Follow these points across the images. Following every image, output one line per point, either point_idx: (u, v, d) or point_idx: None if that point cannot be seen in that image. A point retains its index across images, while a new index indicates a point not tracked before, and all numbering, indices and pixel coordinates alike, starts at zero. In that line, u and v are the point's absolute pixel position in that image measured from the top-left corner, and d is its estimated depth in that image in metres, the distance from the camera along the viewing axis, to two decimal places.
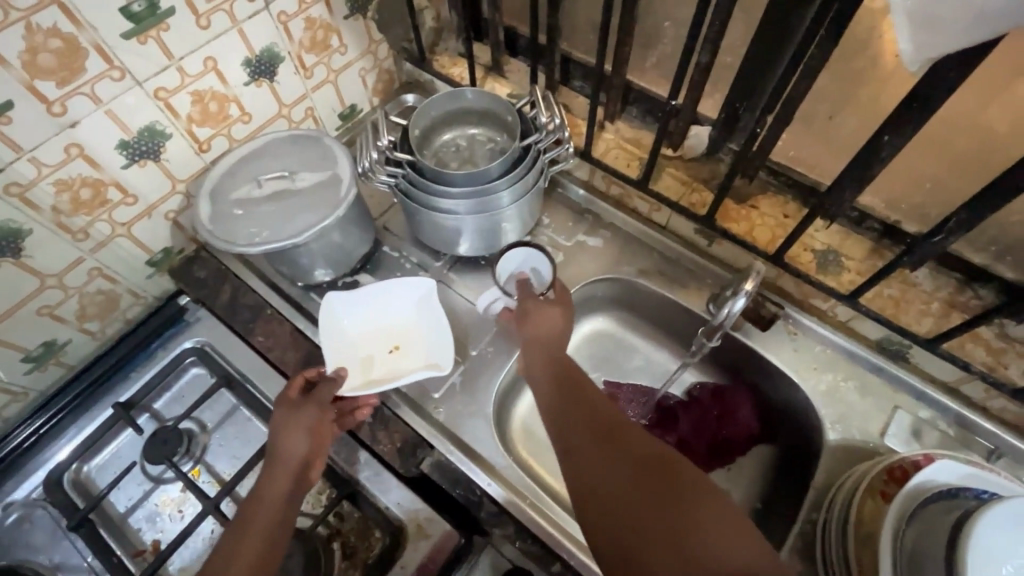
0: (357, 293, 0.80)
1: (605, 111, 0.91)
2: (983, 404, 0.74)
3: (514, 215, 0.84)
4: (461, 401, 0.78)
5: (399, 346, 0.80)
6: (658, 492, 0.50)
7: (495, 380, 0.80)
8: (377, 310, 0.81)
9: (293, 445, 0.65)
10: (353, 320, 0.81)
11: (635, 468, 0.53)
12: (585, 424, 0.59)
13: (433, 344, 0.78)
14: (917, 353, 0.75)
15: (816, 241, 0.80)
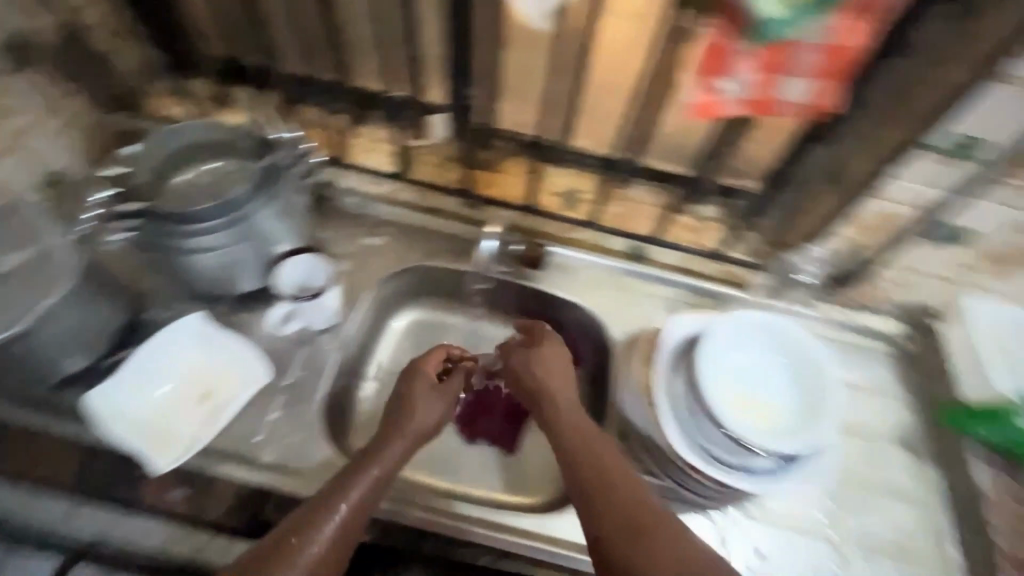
0: (125, 371, 0.73)
1: (346, 118, 0.94)
2: (703, 272, 0.96)
3: (283, 235, 0.81)
4: (286, 434, 0.74)
5: (207, 392, 0.75)
6: (614, 496, 0.58)
7: (316, 400, 0.77)
8: (158, 374, 0.75)
9: (393, 448, 0.68)
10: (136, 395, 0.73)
11: (607, 477, 0.60)
12: (580, 469, 0.62)
13: (238, 372, 0.76)
14: (652, 249, 0.97)
15: (558, 185, 0.94)
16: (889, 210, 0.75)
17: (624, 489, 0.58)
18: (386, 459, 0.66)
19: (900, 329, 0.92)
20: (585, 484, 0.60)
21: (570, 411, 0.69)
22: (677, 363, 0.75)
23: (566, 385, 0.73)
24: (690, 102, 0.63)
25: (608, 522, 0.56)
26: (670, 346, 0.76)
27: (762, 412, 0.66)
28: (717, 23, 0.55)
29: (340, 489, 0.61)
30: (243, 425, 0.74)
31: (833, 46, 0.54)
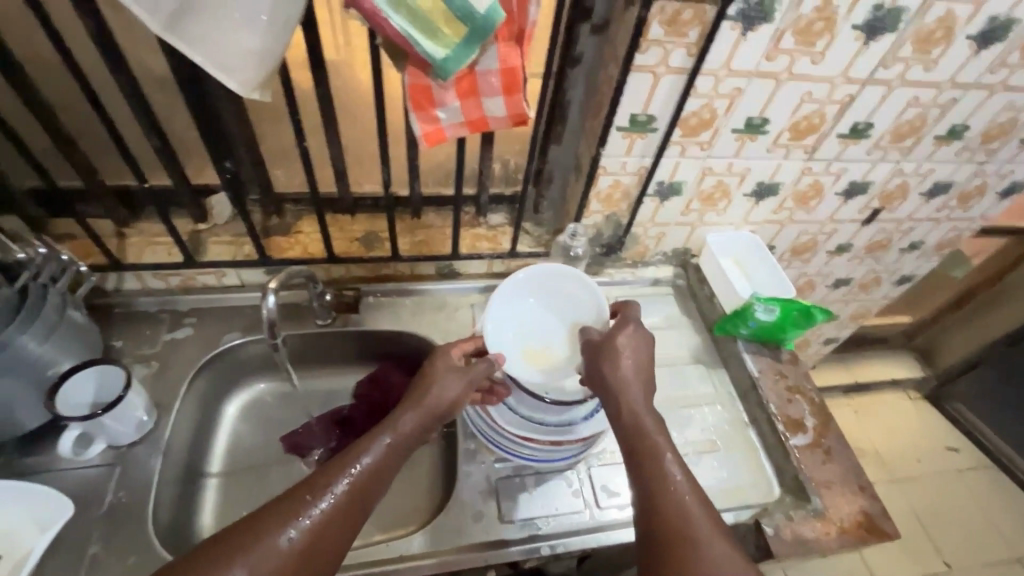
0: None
1: (114, 220, 0.91)
2: (511, 271, 1.07)
3: (61, 356, 0.75)
4: (114, 562, 0.68)
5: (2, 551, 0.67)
6: (672, 499, 0.63)
7: (145, 512, 0.72)
8: None
9: (409, 416, 0.70)
10: None
11: (646, 455, 0.67)
12: (637, 450, 0.68)
13: (37, 518, 0.68)
14: (458, 265, 1.04)
15: (356, 231, 1.00)
16: (616, 181, 0.94)
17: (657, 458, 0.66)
18: (386, 442, 0.67)
19: (669, 272, 1.15)
20: (629, 446, 0.69)
21: (646, 408, 0.71)
22: (635, 369, 0.74)
23: (640, 387, 0.73)
24: (417, 136, 0.71)
25: (661, 522, 0.61)
26: (630, 363, 0.74)
27: (546, 348, 0.83)
28: (410, 70, 0.64)
29: (377, 437, 0.67)
30: (56, 572, 0.66)
31: (504, 67, 0.65)
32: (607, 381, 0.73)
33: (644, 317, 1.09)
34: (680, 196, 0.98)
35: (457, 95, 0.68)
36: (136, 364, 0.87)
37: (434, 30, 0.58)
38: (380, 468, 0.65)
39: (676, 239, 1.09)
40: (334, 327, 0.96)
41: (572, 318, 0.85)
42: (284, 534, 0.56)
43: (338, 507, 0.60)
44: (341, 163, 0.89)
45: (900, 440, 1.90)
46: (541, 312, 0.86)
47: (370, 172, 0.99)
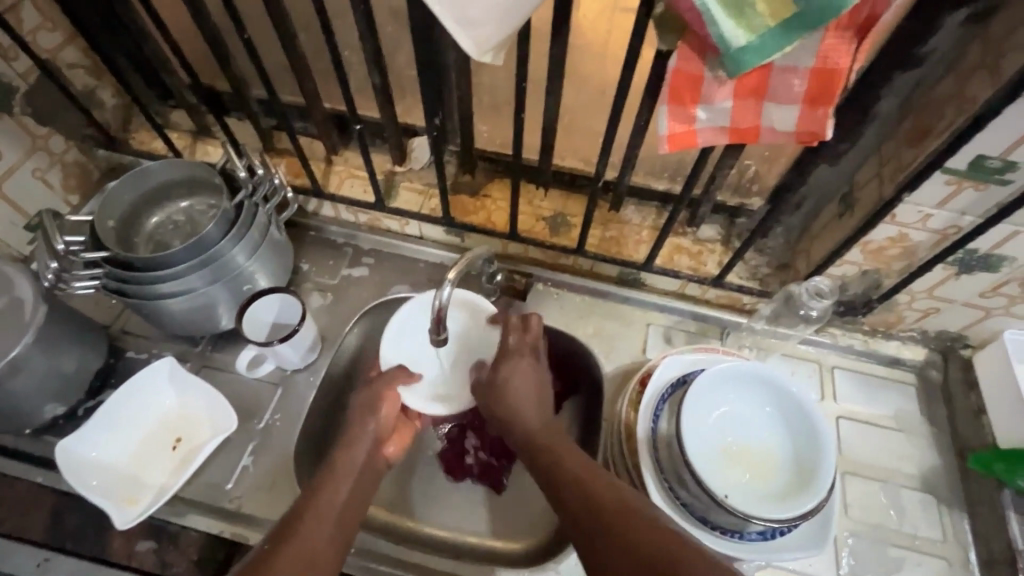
0: (95, 424, 0.71)
1: (325, 145, 0.92)
2: (705, 298, 0.89)
3: (257, 272, 0.80)
4: (259, 481, 0.73)
5: (180, 438, 0.75)
6: (600, 484, 0.56)
7: (290, 443, 0.75)
8: (131, 422, 0.74)
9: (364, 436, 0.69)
10: (108, 446, 0.72)
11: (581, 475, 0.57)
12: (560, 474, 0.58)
13: (211, 419, 0.75)
14: (646, 275, 0.89)
15: (544, 209, 0.90)
16: (902, 233, 0.68)
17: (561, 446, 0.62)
18: (349, 464, 0.66)
19: (922, 355, 0.85)
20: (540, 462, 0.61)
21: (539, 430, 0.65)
22: (522, 386, 0.69)
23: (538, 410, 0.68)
24: (659, 136, 0.53)
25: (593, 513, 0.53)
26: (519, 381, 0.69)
27: (753, 464, 0.63)
28: (681, 49, 0.47)
29: (338, 474, 0.64)
30: (215, 472, 0.73)
31: (820, 67, 0.46)
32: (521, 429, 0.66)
33: (866, 406, 0.83)
34: (994, 274, 0.68)
35: (734, 93, 0.50)
36: (314, 291, 0.90)
37: (744, 4, 0.40)
38: (349, 496, 0.63)
39: (954, 321, 0.79)
40: (495, 307, 0.90)
41: (795, 448, 0.63)
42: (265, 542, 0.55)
43: (329, 514, 0.59)
44: (552, 135, 0.77)
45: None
46: (762, 435, 0.64)
47: (578, 146, 0.86)
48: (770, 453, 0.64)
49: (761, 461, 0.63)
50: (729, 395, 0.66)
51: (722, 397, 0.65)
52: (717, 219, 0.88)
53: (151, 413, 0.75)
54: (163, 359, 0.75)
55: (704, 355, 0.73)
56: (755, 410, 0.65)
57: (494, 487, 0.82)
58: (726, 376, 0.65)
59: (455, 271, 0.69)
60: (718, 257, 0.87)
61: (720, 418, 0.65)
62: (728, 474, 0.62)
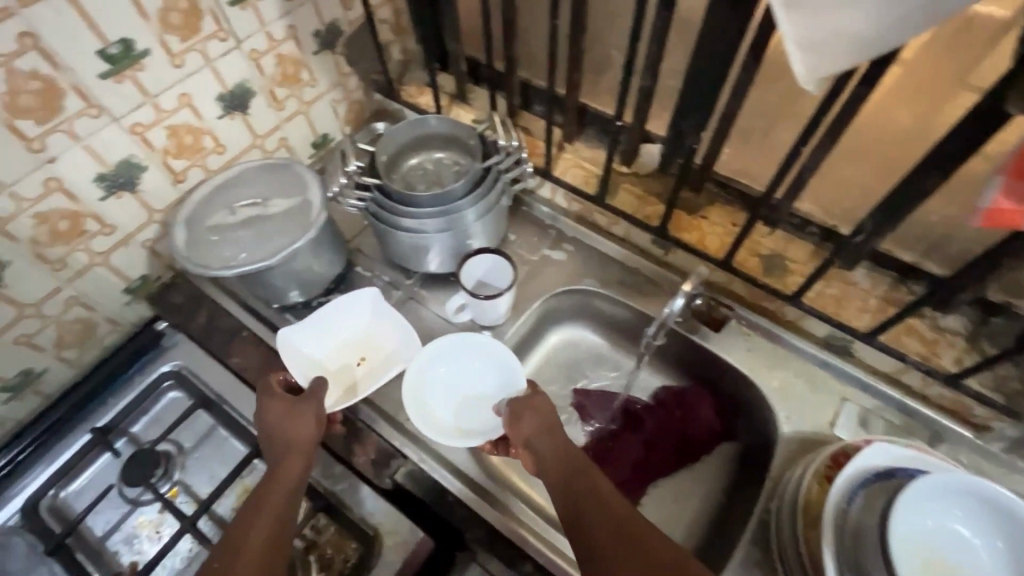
0: (305, 323, 0.84)
1: (563, 132, 0.97)
2: (923, 393, 0.79)
3: (480, 231, 0.88)
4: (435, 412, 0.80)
5: (364, 357, 0.84)
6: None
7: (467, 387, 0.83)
8: (333, 331, 0.85)
9: (292, 460, 0.68)
10: (312, 345, 0.84)
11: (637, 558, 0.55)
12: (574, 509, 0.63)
13: (403, 350, 0.84)
14: (859, 347, 0.81)
15: (762, 246, 0.86)
16: None
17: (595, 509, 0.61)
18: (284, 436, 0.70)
19: None
20: (570, 495, 0.64)
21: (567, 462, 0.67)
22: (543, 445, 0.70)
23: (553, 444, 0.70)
24: (978, 208, 0.49)
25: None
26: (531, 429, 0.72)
27: None
28: None
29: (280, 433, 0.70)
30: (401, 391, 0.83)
31: None
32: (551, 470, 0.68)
33: None
34: None
35: None
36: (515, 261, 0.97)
37: None
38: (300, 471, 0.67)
39: None
40: (679, 327, 0.88)
41: None
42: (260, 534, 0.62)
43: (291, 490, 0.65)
44: (809, 176, 0.73)
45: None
46: (978, 565, 0.57)
47: (826, 194, 0.81)
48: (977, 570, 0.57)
49: None
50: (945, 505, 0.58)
51: (948, 511, 0.57)
52: (968, 312, 0.77)
53: (349, 329, 0.86)
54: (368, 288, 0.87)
55: (917, 455, 0.66)
56: (981, 538, 0.57)
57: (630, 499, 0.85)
58: (959, 490, 0.57)
59: (690, 283, 0.75)
60: (957, 354, 0.76)
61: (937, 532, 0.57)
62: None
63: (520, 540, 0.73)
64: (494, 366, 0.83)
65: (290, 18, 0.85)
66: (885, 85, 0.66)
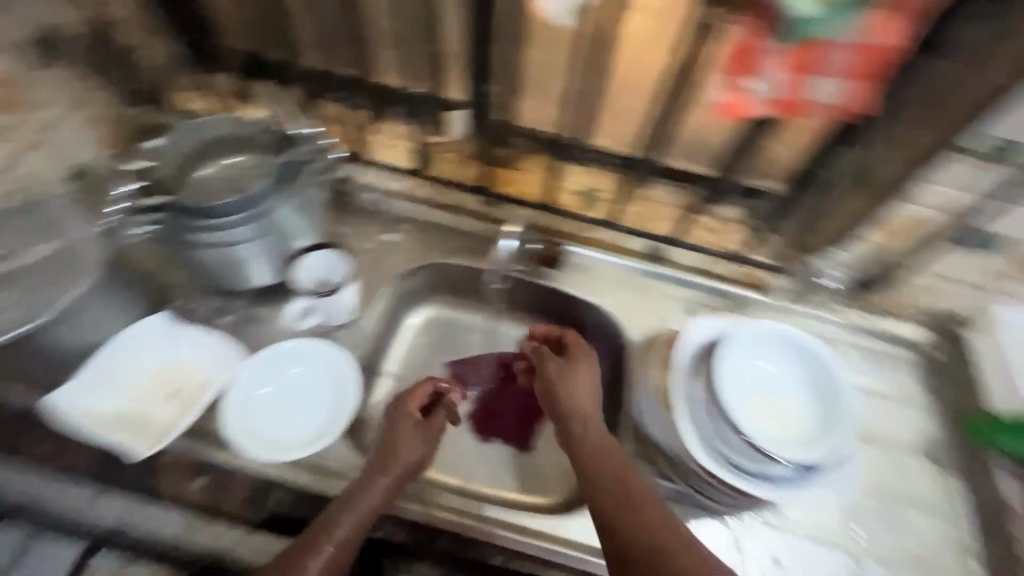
0: (88, 367, 0.73)
1: (366, 114, 0.95)
2: (725, 274, 0.94)
3: (302, 229, 0.82)
4: (315, 424, 0.76)
5: (176, 389, 0.75)
6: (649, 505, 0.60)
7: (335, 386, 0.79)
8: (125, 372, 0.75)
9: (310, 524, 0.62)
10: (105, 395, 0.73)
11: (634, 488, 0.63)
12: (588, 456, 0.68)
13: (221, 372, 0.76)
14: (668, 250, 0.95)
15: (577, 184, 0.93)
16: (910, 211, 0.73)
17: (607, 443, 0.70)
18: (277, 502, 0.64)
19: (924, 337, 0.91)
20: (600, 460, 0.68)
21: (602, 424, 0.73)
22: (580, 388, 0.77)
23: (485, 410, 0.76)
24: (716, 102, 0.61)
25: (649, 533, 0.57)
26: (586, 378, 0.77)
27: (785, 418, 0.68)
28: (749, 20, 0.54)
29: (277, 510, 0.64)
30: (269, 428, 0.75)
31: (870, 45, 0.52)
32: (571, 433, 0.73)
33: (870, 378, 0.89)
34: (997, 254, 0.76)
35: (791, 66, 0.55)
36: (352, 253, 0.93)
37: None
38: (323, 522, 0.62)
39: (954, 301, 0.86)
40: (525, 276, 0.94)
41: (822, 401, 0.70)
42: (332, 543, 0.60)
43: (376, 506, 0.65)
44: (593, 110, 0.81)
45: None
46: (793, 392, 0.71)
47: (615, 127, 0.87)
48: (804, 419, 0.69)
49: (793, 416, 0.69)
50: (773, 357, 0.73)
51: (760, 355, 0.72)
52: None
53: (146, 360, 0.76)
54: (155, 313, 0.78)
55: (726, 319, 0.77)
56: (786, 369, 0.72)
57: (521, 444, 0.89)
58: (760, 337, 0.72)
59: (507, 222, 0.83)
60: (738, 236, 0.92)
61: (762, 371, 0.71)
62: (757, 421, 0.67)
63: (422, 517, 0.74)
64: (324, 370, 0.79)
65: None
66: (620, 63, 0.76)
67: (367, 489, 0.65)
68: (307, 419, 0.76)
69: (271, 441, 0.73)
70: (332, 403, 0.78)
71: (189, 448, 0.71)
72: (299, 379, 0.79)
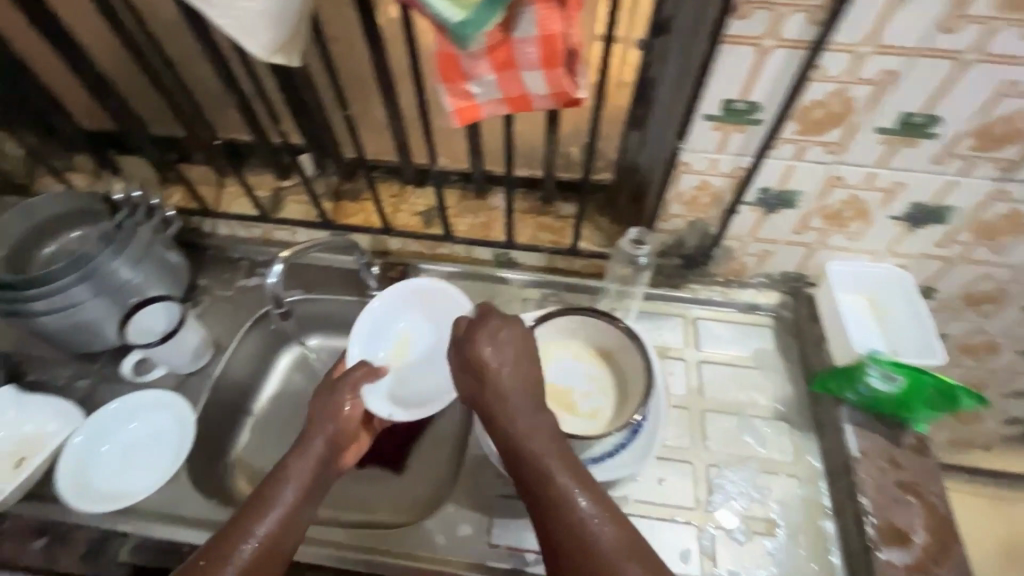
0: None
1: (215, 170, 1.01)
2: (574, 269, 0.96)
3: (147, 283, 0.85)
4: (160, 464, 0.77)
5: (23, 458, 0.77)
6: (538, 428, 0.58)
7: (173, 421, 0.80)
8: None
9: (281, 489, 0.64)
10: None
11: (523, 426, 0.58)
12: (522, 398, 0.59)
13: (64, 431, 0.78)
14: (516, 254, 0.96)
15: (418, 205, 0.98)
16: (704, 181, 0.76)
17: (524, 393, 0.59)
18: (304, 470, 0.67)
19: (775, 299, 0.93)
20: (505, 442, 0.59)
21: (523, 404, 0.58)
22: (508, 380, 0.59)
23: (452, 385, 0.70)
24: (448, 112, 0.62)
25: (531, 489, 0.57)
26: (497, 352, 0.60)
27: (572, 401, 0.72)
28: (438, 36, 0.57)
29: (278, 481, 0.65)
30: (115, 486, 0.75)
31: (544, 36, 0.54)
32: (474, 392, 0.61)
33: (725, 349, 0.91)
34: (795, 209, 0.77)
35: (491, 67, 0.58)
36: (212, 302, 0.97)
37: None
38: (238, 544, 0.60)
39: (787, 261, 0.88)
40: (381, 300, 0.97)
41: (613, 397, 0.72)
42: (251, 541, 0.59)
43: (281, 529, 0.62)
44: (402, 135, 0.86)
45: (1014, 567, 1.46)
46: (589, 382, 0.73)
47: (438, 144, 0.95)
48: (596, 411, 0.71)
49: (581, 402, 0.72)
50: (592, 335, 0.75)
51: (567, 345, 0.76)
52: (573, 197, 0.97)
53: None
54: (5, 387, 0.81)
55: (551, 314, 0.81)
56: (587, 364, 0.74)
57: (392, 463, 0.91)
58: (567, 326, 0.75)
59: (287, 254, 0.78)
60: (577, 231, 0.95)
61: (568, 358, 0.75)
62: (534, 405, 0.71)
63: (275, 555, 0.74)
64: (161, 410, 0.81)
65: None
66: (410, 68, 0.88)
67: (270, 507, 0.62)
68: (163, 464, 0.77)
69: (120, 497, 0.73)
70: (176, 447, 0.78)
71: (25, 511, 0.72)
72: (141, 436, 0.79)
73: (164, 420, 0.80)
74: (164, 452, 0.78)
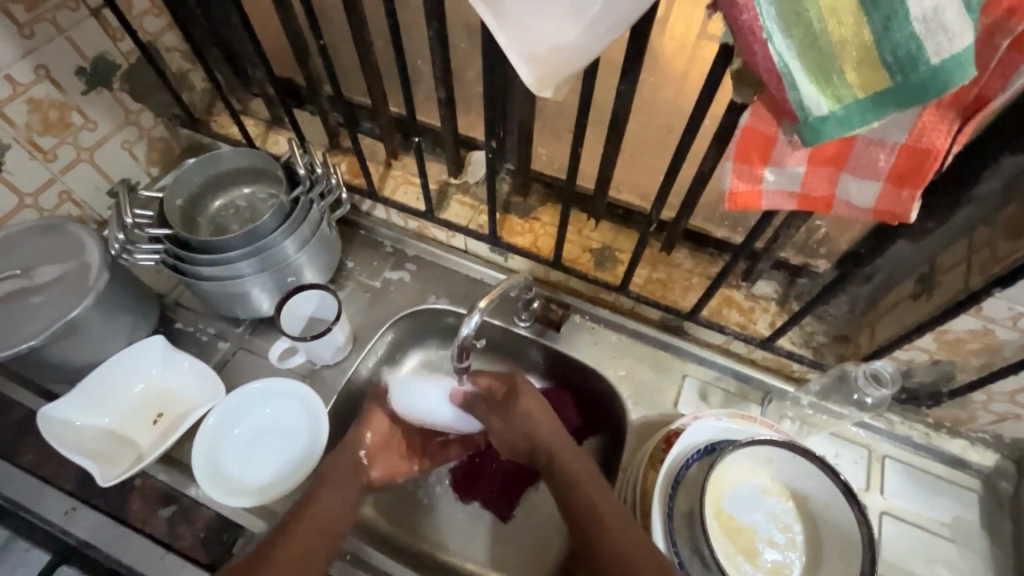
0: (83, 384, 0.75)
1: (387, 149, 0.94)
2: (751, 358, 0.83)
3: (308, 262, 0.81)
4: (287, 463, 0.74)
5: (161, 414, 0.77)
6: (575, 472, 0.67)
7: (305, 417, 0.76)
8: (113, 392, 0.76)
9: (330, 488, 0.68)
10: (92, 414, 0.75)
11: (608, 521, 0.60)
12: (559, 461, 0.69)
13: (203, 400, 0.76)
14: (689, 325, 0.84)
15: (593, 241, 0.87)
16: (987, 329, 0.61)
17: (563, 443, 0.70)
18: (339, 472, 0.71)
19: (991, 462, 0.76)
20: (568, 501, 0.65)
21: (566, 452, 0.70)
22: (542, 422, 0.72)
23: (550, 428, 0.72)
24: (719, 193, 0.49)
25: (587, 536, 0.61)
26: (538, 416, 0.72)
27: (751, 545, 0.62)
28: (755, 106, 0.43)
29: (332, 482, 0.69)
30: (243, 473, 0.73)
31: (911, 145, 0.42)
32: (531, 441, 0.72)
33: (917, 507, 0.75)
34: None
35: (809, 158, 0.46)
36: (355, 289, 0.92)
37: (830, 72, 0.37)
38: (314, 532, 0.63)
39: None
40: (527, 333, 0.88)
41: (799, 554, 0.62)
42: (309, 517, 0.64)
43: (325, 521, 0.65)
44: (610, 172, 0.74)
45: None
46: (772, 527, 0.63)
47: (637, 182, 0.83)
48: (777, 567, 0.61)
49: (763, 548, 0.62)
50: (794, 475, 0.63)
51: (759, 477, 0.64)
52: (776, 277, 0.82)
53: (138, 384, 0.78)
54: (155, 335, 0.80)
55: (742, 423, 0.68)
56: (778, 505, 0.64)
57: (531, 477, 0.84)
58: (768, 456, 0.63)
59: (485, 300, 0.64)
60: (770, 318, 0.81)
61: (760, 489, 0.64)
62: (714, 539, 0.61)
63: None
64: (291, 401, 0.77)
65: (36, 58, 0.76)
66: (640, 93, 0.73)
67: (315, 496, 0.67)
68: (286, 464, 0.74)
69: (244, 492, 0.71)
70: (304, 444, 0.75)
71: (159, 473, 0.72)
72: (269, 423, 0.77)
73: (297, 413, 0.77)
74: (289, 451, 0.75)
